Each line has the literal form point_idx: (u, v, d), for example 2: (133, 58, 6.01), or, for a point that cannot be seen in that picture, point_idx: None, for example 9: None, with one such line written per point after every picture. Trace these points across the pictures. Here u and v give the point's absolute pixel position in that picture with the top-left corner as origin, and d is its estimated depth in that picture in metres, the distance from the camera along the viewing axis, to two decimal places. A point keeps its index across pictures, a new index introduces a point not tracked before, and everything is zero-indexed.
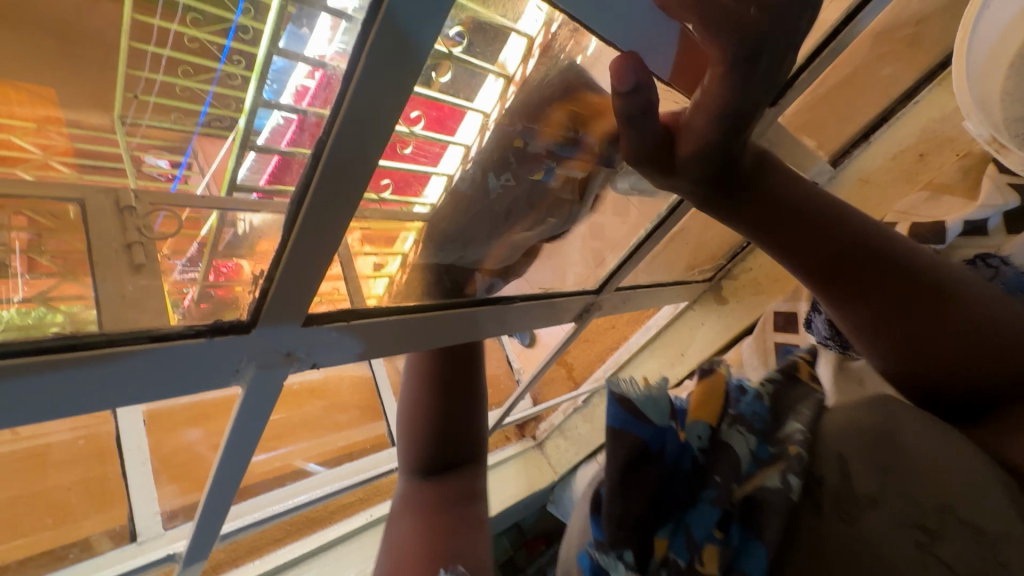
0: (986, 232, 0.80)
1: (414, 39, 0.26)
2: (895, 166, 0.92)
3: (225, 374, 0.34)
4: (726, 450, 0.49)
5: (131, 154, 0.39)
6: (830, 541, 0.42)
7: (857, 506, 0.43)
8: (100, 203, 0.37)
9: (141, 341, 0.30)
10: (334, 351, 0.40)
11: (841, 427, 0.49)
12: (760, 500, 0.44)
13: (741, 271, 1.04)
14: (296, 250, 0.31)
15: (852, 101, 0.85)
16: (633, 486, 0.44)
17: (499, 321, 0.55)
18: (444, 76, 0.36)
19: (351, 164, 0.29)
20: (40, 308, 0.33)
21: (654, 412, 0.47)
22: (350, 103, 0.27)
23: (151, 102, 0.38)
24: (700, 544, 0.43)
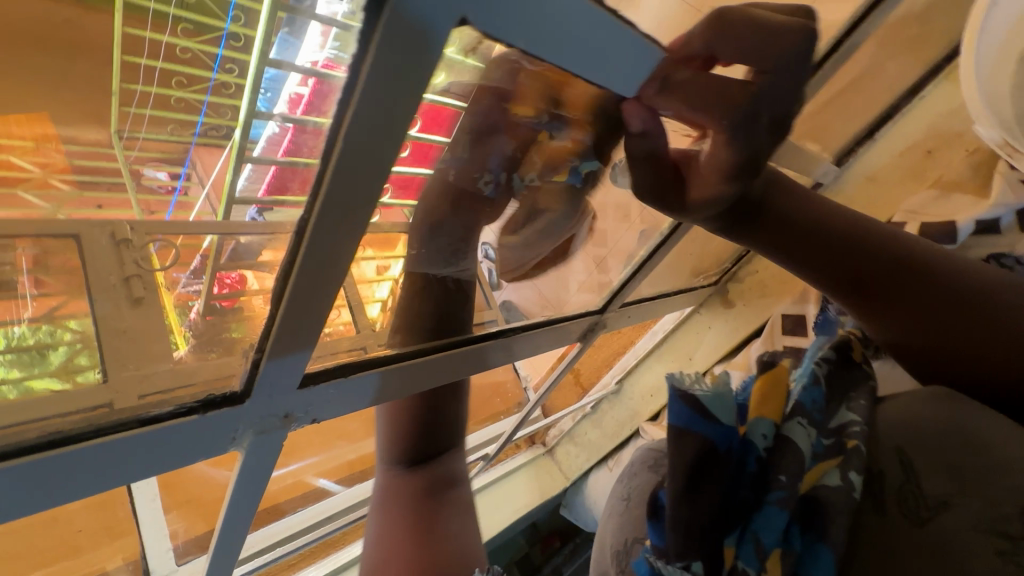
0: (999, 231, 0.77)
1: (423, 58, 0.21)
2: (902, 162, 0.91)
3: (220, 444, 0.32)
4: (790, 445, 0.46)
5: (130, 168, 0.40)
6: (905, 545, 0.42)
7: (928, 508, 0.42)
8: (96, 238, 0.37)
9: (121, 431, 0.27)
10: (334, 405, 0.38)
11: (899, 421, 0.49)
12: (822, 501, 0.44)
13: (747, 274, 1.02)
14: (287, 317, 0.29)
15: (860, 99, 0.84)
16: (702, 492, 0.43)
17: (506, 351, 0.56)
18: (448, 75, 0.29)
19: (357, 190, 0.24)
20: (48, 324, 0.35)
21: (722, 412, 0.48)
22: (335, 176, 0.23)
23: (146, 115, 0.38)
24: (769, 550, 0.42)
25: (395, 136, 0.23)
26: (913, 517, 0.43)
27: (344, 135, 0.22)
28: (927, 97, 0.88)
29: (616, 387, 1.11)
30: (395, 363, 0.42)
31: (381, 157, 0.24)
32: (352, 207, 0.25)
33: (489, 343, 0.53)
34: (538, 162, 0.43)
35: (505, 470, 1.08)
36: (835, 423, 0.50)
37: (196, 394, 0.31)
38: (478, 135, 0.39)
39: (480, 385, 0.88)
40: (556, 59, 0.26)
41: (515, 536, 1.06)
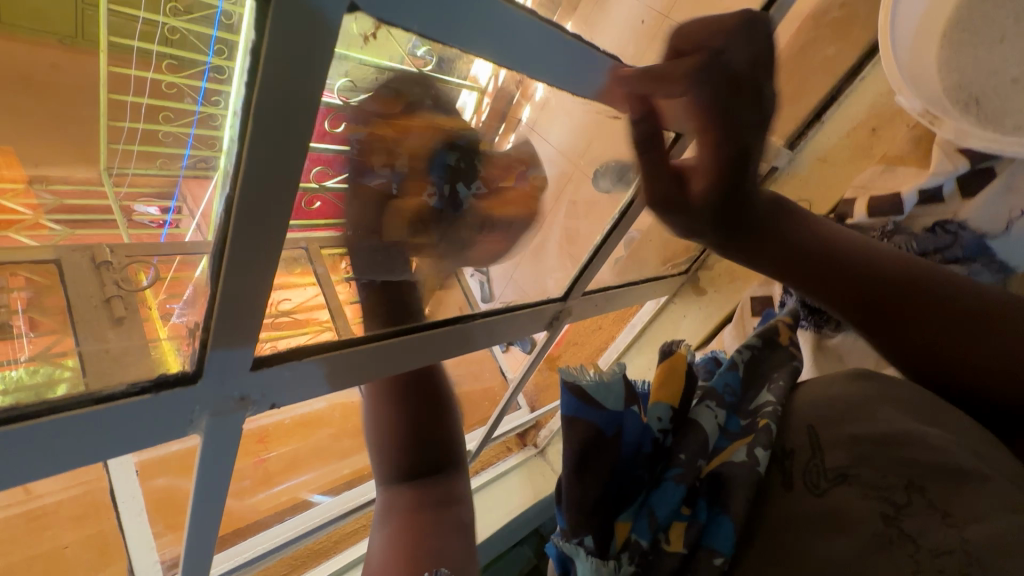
0: (941, 198, 0.84)
1: (309, 54, 0.26)
2: (849, 141, 0.97)
3: (180, 427, 0.35)
4: (692, 428, 0.50)
5: (121, 205, 0.43)
6: (799, 512, 0.45)
7: (826, 480, 0.46)
8: (76, 260, 0.40)
9: (87, 405, 0.30)
10: (290, 388, 0.41)
11: (816, 399, 0.53)
12: (726, 475, 0.47)
13: (716, 260, 1.07)
14: (229, 281, 0.32)
15: (800, 84, 0.90)
16: (588, 473, 0.45)
17: (488, 332, 0.60)
18: (414, 92, 0.44)
19: (272, 176, 0.29)
20: (46, 364, 0.33)
21: (606, 398, 0.47)
22: (254, 141, 0.27)
23: (134, 151, 0.42)
24: (664, 525, 0.45)
25: (303, 103, 0.28)
26: (813, 487, 0.47)
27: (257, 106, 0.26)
28: (866, 79, 0.95)
29: None
30: (333, 351, 0.43)
31: (292, 135, 0.28)
32: (276, 171, 0.29)
33: (471, 324, 0.57)
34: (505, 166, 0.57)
35: (494, 473, 1.10)
36: (751, 406, 0.54)
37: (151, 374, 0.33)
38: None
39: (469, 390, 0.90)
40: (489, 52, 0.35)
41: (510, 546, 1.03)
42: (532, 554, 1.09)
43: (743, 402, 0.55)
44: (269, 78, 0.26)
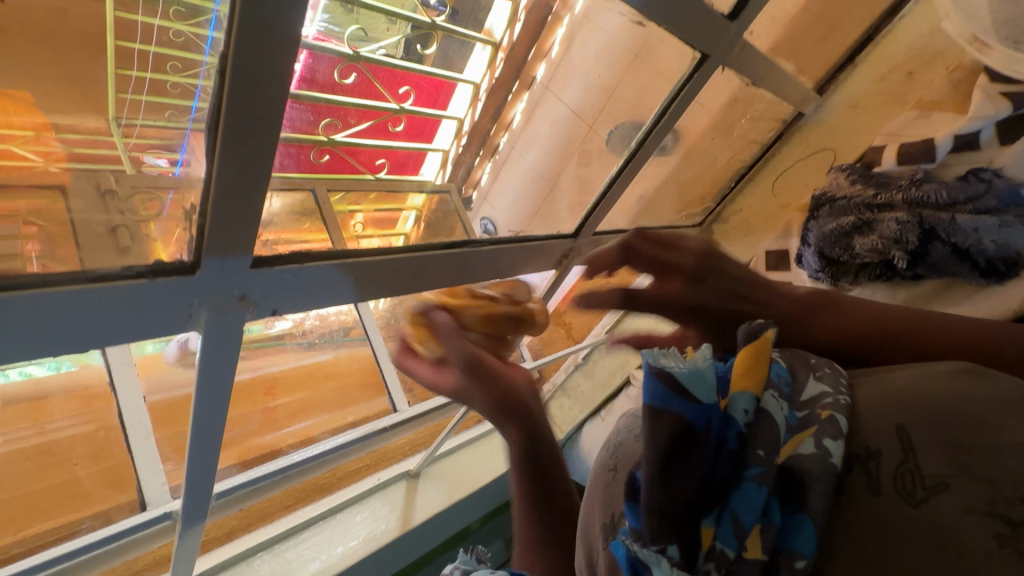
0: (977, 146, 0.77)
1: None
2: (883, 88, 0.92)
3: (180, 320, 0.37)
4: (776, 416, 0.35)
5: (131, 156, 0.39)
6: (885, 526, 0.31)
7: (920, 486, 0.32)
8: (80, 186, 0.38)
9: (80, 282, 0.32)
10: (291, 295, 0.42)
11: (897, 391, 0.37)
12: (798, 472, 0.33)
13: (731, 214, 1.08)
14: (223, 173, 0.32)
15: (836, 20, 0.85)
16: (677, 475, 0.33)
17: (490, 264, 0.58)
18: (430, 49, 0.52)
19: (268, 54, 0.30)
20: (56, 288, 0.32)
21: (701, 389, 0.35)
22: (241, 32, 0.28)
23: (142, 102, 0.39)
24: (749, 530, 0.32)
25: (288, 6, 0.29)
26: (908, 496, 0.32)
27: None
28: (906, 17, 0.90)
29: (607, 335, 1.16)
30: (348, 258, 0.44)
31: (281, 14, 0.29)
32: (267, 64, 0.30)
33: (476, 249, 0.56)
34: (517, 128, 0.65)
35: None
36: (808, 396, 0.38)
37: (147, 261, 0.35)
38: (473, 119, 0.61)
39: None
40: None
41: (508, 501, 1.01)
42: None
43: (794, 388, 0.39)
44: None
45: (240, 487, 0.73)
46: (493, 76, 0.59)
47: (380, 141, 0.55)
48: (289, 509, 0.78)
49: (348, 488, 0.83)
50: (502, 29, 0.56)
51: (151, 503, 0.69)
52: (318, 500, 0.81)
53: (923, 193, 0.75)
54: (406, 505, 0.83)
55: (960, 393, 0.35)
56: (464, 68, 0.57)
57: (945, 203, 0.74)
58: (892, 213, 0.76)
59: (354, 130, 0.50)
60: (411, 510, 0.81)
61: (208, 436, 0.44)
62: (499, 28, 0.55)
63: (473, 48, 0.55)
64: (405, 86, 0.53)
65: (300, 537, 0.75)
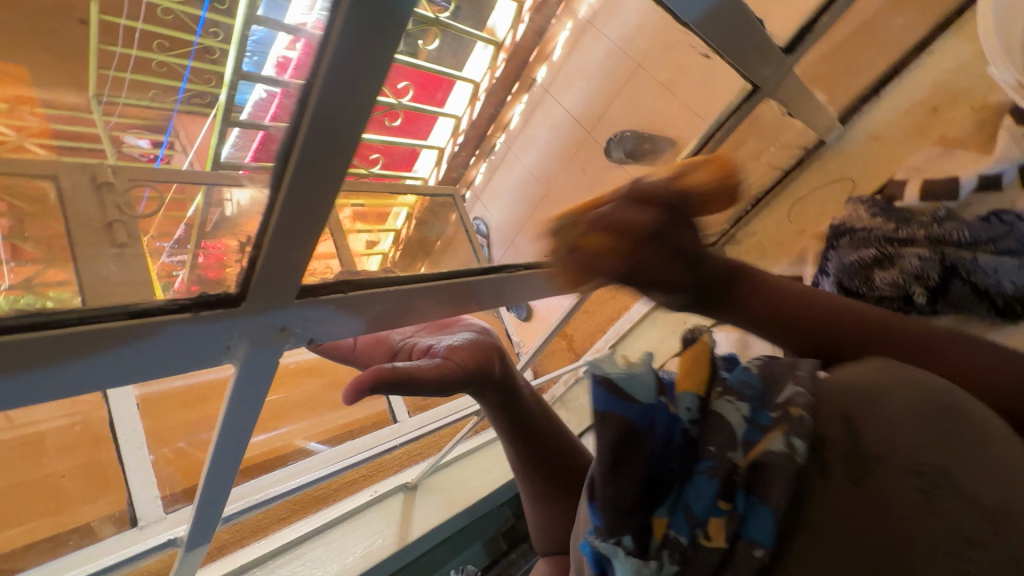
0: (1000, 188, 0.75)
1: (391, 16, 0.23)
2: (906, 121, 0.90)
3: (218, 352, 0.31)
4: (719, 421, 0.32)
5: (111, 134, 0.39)
6: (839, 512, 0.29)
7: (867, 468, 0.30)
8: (75, 178, 0.35)
9: (119, 319, 0.26)
10: (334, 327, 0.36)
11: (848, 384, 0.35)
12: (761, 469, 0.30)
13: (745, 236, 1.04)
14: (278, 220, 0.27)
15: (864, 52, 0.83)
16: (625, 473, 0.30)
17: (496, 292, 0.50)
18: (430, 44, 0.46)
19: (335, 139, 0.26)
20: (27, 291, 0.30)
21: (641, 391, 0.32)
22: (310, 130, 0.25)
23: (127, 79, 0.39)
24: (702, 518, 0.29)
25: (393, 41, 0.24)
26: (852, 477, 0.30)
27: (324, 72, 0.23)
28: (932, 53, 0.87)
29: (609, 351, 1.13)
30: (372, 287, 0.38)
31: (354, 106, 0.25)
32: (327, 164, 0.26)
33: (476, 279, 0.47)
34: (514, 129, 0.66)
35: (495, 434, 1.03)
36: (775, 389, 0.35)
37: (192, 293, 0.30)
38: (470, 119, 0.61)
39: None
40: None
41: (496, 503, 0.91)
42: (510, 514, 0.94)
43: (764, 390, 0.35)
44: (341, 44, 0.23)
45: (253, 506, 0.73)
46: (493, 76, 0.59)
47: (379, 134, 0.46)
48: (284, 522, 0.75)
49: (344, 502, 0.81)
50: (504, 29, 0.55)
51: (142, 520, 0.67)
52: (312, 512, 0.78)
53: (945, 230, 0.71)
54: (403, 517, 0.80)
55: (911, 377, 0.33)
56: (464, 66, 0.54)
57: (968, 241, 0.70)
58: (912, 248, 0.72)
59: None
60: (409, 524, 0.78)
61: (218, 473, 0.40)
62: (501, 28, 0.55)
63: (474, 48, 0.54)
64: (401, 80, 0.45)
65: (294, 554, 0.71)
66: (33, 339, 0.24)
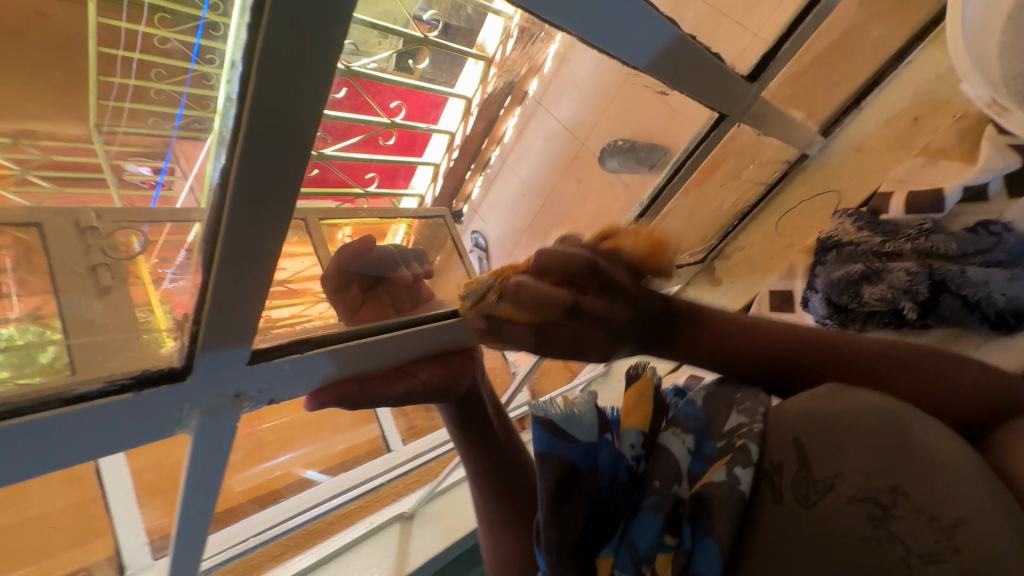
0: (986, 197, 0.78)
1: (322, 36, 0.22)
2: (888, 132, 0.92)
3: (166, 424, 0.32)
4: (664, 454, 0.45)
5: (113, 163, 0.40)
6: (790, 529, 0.39)
7: (815, 491, 0.40)
8: (58, 223, 0.35)
9: (54, 406, 0.27)
10: (291, 385, 0.37)
11: (797, 413, 0.46)
12: (706, 497, 0.41)
13: (734, 251, 1.06)
14: (232, 204, 0.26)
15: (843, 66, 0.84)
16: (566, 506, 0.40)
17: (489, 328, 0.54)
18: (422, 63, 0.49)
19: (274, 171, 0.25)
20: (34, 325, 0.35)
21: (577, 430, 0.42)
22: (242, 168, 0.24)
23: (126, 108, 0.40)
24: (648, 557, 0.39)
25: (320, 67, 0.23)
26: (802, 500, 0.40)
27: (251, 96, 0.22)
28: (912, 64, 0.89)
29: (605, 367, 1.13)
30: (349, 339, 0.40)
31: (288, 132, 0.24)
32: (266, 201, 0.26)
33: None
34: (509, 142, 0.64)
35: None
36: (728, 427, 0.47)
37: (133, 371, 0.30)
38: (464, 134, 0.59)
39: None
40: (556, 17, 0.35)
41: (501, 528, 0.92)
42: None
43: (716, 423, 0.48)
44: (263, 73, 0.22)
45: (245, 551, 0.71)
46: (485, 91, 0.57)
47: (374, 154, 0.50)
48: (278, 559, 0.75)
49: (342, 534, 0.81)
50: (494, 44, 0.52)
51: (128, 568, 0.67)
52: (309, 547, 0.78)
53: (931, 243, 0.73)
54: (399, 550, 0.79)
55: (847, 410, 0.43)
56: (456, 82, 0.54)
57: (955, 254, 0.72)
58: (900, 262, 0.74)
59: (345, 144, 0.41)
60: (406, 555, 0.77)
61: (199, 501, 0.41)
62: (491, 44, 0.52)
63: (463, 64, 0.53)
64: (395, 101, 0.49)
65: None
66: None
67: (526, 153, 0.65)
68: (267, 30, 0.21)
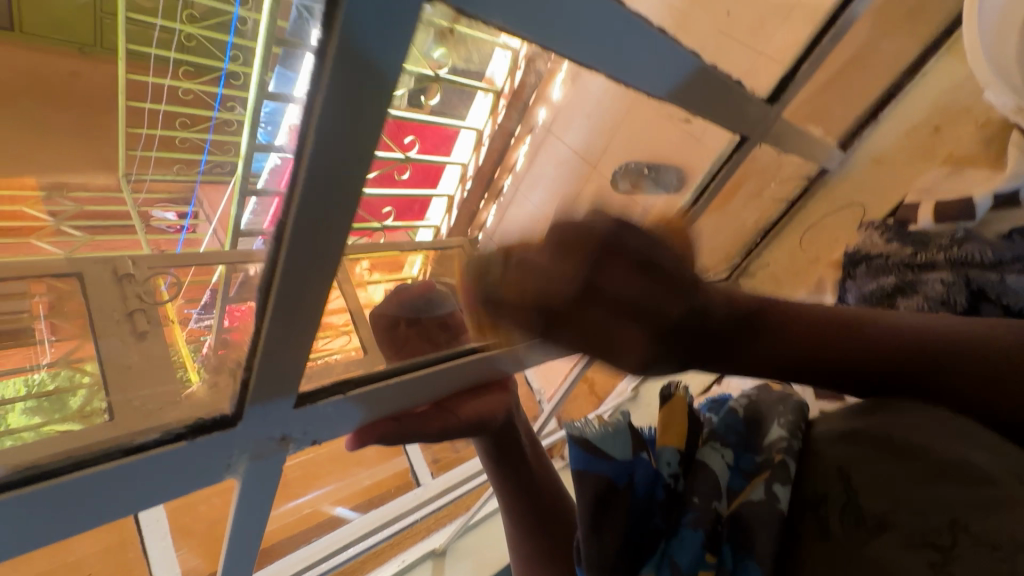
0: (1020, 203, 0.74)
1: (374, 84, 0.24)
2: (909, 141, 0.90)
3: (216, 471, 0.33)
4: (703, 471, 0.44)
5: (141, 210, 0.47)
6: (839, 559, 0.36)
7: (867, 530, 0.36)
8: (97, 273, 0.42)
9: (116, 458, 0.28)
10: (334, 426, 0.38)
11: (843, 432, 0.43)
12: (746, 518, 0.40)
13: (759, 268, 1.02)
14: (288, 262, 0.27)
15: (857, 80, 0.84)
16: (607, 522, 0.41)
17: (522, 358, 0.55)
18: (433, 99, 0.44)
19: (327, 218, 0.26)
20: (65, 369, 0.38)
21: (613, 447, 0.43)
22: (297, 218, 0.26)
23: (153, 156, 0.44)
24: (688, 575, 0.38)
25: (373, 119, 0.24)
26: (858, 528, 0.37)
27: (309, 148, 0.24)
28: (927, 74, 0.88)
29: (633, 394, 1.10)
30: (394, 376, 0.42)
31: (343, 189, 0.26)
32: (317, 248, 0.27)
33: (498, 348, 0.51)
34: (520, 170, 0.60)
35: None
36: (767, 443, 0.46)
37: (185, 419, 0.31)
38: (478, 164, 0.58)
39: None
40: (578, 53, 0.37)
41: None
42: None
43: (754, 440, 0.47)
44: (321, 133, 0.24)
45: None
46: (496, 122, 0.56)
47: (389, 188, 0.48)
48: None
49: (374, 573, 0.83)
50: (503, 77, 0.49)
51: None
52: None
53: (966, 252, 0.69)
54: None
55: (916, 425, 0.38)
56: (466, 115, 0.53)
57: (991, 261, 0.68)
58: (934, 273, 0.70)
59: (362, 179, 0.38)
60: None
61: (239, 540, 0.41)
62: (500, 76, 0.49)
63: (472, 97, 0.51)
64: (409, 135, 0.46)
65: None
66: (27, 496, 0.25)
67: (537, 179, 0.60)
68: (327, 82, 0.22)
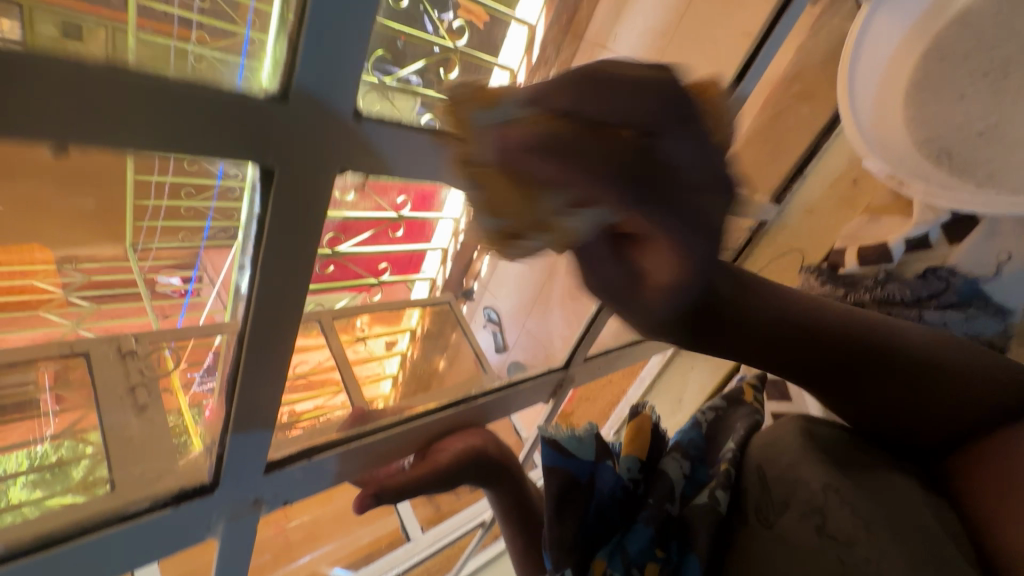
0: (929, 245, 0.85)
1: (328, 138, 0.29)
2: (833, 193, 1.00)
3: (198, 529, 0.40)
4: (661, 477, 0.56)
5: (146, 275, 0.45)
6: (756, 544, 0.51)
7: (774, 511, 0.52)
8: (104, 352, 0.49)
9: (111, 523, 0.35)
10: (303, 487, 0.46)
11: (767, 445, 0.60)
12: (690, 516, 0.53)
13: None
14: (263, 285, 0.33)
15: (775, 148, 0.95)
16: (567, 514, 0.50)
17: (503, 406, 0.65)
18: (425, 157, 0.47)
19: (296, 243, 0.32)
20: (67, 439, 0.46)
21: (578, 449, 0.54)
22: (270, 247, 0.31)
23: (159, 228, 0.41)
24: (637, 560, 0.48)
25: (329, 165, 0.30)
26: (765, 521, 0.52)
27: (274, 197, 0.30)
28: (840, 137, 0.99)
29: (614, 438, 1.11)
30: (352, 443, 0.49)
31: (306, 214, 0.32)
32: (286, 281, 0.33)
33: (472, 404, 0.60)
34: None
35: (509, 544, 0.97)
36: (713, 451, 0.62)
37: (171, 489, 0.38)
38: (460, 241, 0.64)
39: None
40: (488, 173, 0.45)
41: None
42: None
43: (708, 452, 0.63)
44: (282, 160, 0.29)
45: None
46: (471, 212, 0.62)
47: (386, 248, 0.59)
48: None
49: None
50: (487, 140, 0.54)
51: None
52: None
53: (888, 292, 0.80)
54: None
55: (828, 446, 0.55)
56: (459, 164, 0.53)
57: (912, 299, 0.79)
58: None
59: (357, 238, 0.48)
60: None
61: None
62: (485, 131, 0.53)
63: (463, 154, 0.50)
64: (400, 197, 0.48)
65: None
66: (31, 563, 0.32)
67: None
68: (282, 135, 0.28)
